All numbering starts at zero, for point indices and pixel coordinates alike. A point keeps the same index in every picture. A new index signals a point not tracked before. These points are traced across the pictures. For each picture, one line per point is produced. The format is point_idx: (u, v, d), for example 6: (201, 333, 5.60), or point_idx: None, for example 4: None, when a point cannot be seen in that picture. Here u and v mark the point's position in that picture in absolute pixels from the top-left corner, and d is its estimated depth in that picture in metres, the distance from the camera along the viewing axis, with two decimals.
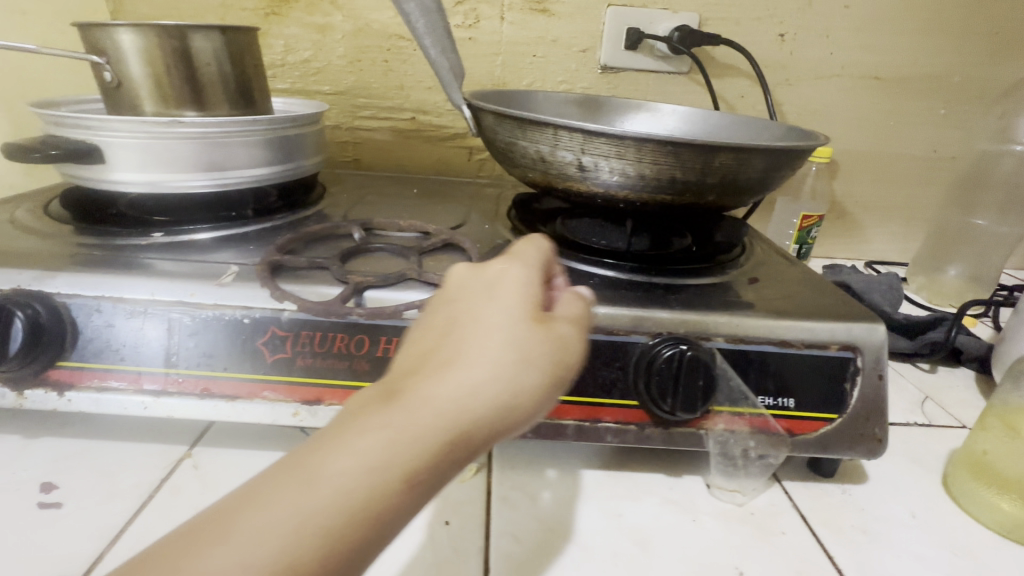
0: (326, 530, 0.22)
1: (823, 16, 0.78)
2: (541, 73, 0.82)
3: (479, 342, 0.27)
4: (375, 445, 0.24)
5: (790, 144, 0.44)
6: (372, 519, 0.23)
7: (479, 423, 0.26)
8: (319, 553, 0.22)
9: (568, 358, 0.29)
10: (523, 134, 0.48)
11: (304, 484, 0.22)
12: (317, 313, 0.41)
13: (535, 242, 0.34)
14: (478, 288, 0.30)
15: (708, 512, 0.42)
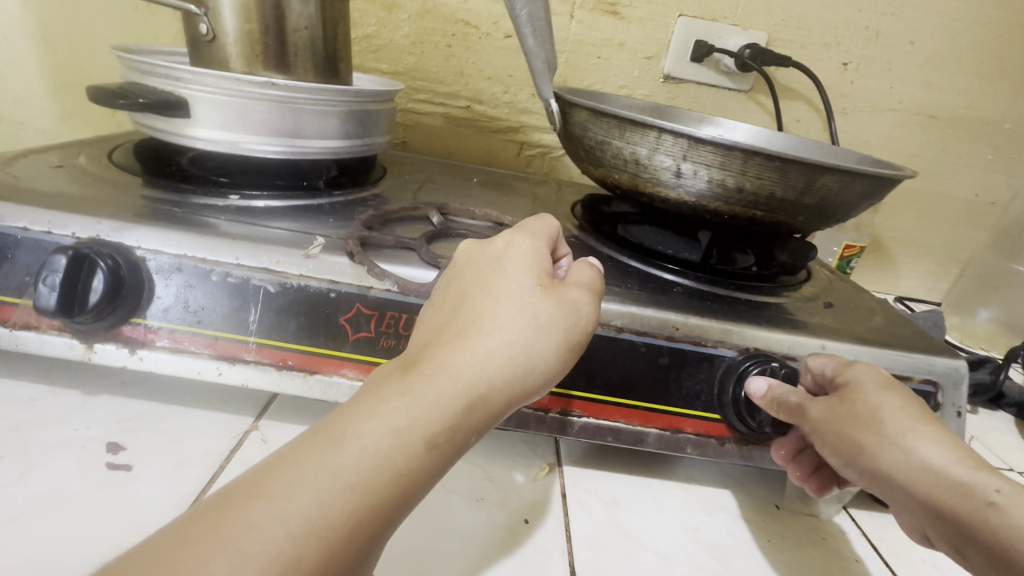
0: (356, 482, 0.24)
1: (889, 50, 0.78)
2: (603, 75, 0.81)
3: (486, 316, 0.31)
4: (395, 409, 0.27)
5: (893, 173, 0.44)
6: (403, 474, 0.26)
7: (489, 387, 0.29)
8: (351, 506, 0.24)
9: (582, 321, 0.33)
10: (620, 134, 0.47)
11: (335, 445, 0.25)
12: (412, 295, 0.40)
13: (545, 221, 0.39)
14: (488, 259, 0.34)
15: (782, 534, 0.41)
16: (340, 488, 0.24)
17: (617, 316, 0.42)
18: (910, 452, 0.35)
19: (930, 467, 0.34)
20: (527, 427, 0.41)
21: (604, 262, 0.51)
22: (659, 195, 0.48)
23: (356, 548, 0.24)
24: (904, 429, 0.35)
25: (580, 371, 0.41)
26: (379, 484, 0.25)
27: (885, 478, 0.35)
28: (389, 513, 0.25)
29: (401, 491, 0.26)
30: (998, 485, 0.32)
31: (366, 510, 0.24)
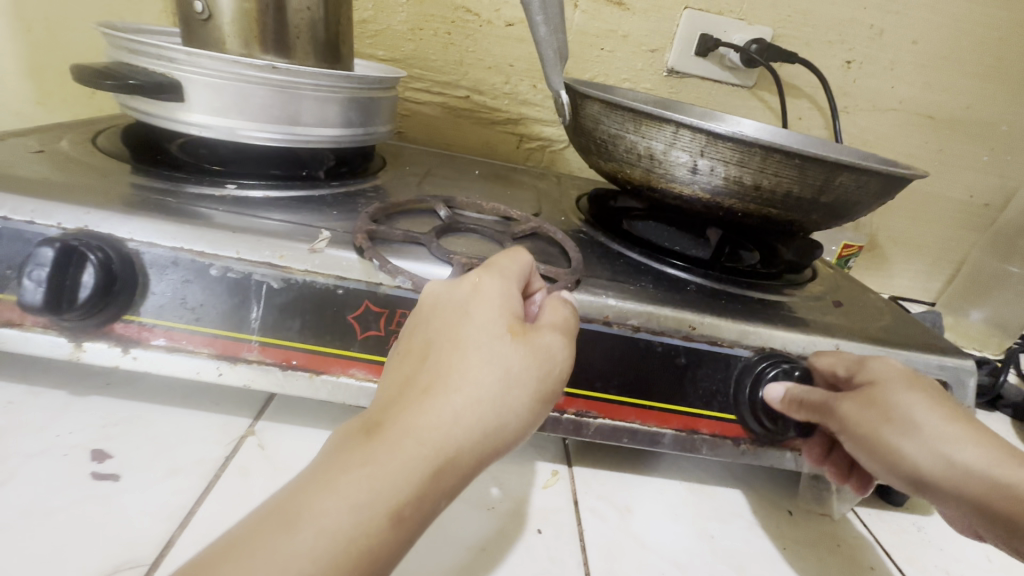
0: (312, 571, 0.23)
1: (891, 49, 0.78)
2: (606, 68, 0.80)
3: (454, 371, 0.29)
4: (356, 482, 0.25)
5: (909, 172, 0.43)
6: (363, 556, 0.24)
7: (458, 450, 0.27)
8: None
9: (555, 369, 0.31)
10: (634, 128, 0.46)
11: (291, 527, 0.23)
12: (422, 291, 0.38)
13: (516, 256, 0.35)
14: (455, 304, 0.32)
15: (795, 540, 0.40)
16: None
17: (634, 315, 0.41)
18: (949, 454, 0.32)
19: (973, 466, 0.31)
20: (541, 428, 0.40)
21: (614, 259, 0.49)
22: (673, 191, 0.47)
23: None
24: (940, 429, 0.32)
25: (595, 371, 0.40)
26: (336, 572, 0.23)
27: (926, 482, 0.33)
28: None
29: (362, 575, 0.24)
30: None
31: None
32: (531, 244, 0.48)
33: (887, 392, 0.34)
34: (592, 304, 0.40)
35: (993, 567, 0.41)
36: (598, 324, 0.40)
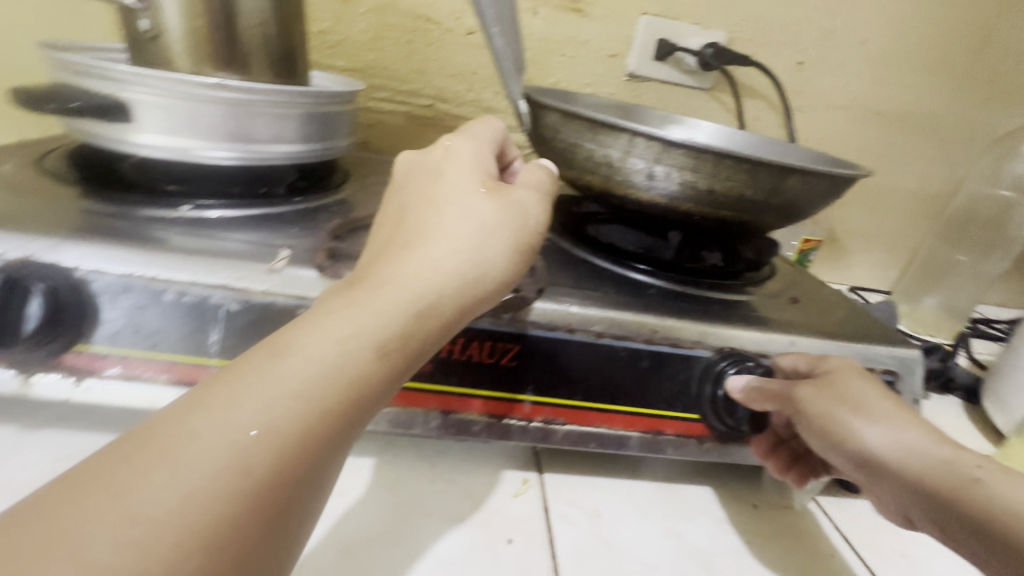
0: (305, 391, 0.24)
1: (841, 49, 0.81)
2: (568, 73, 0.80)
3: (432, 225, 0.31)
4: (343, 320, 0.27)
5: (852, 172, 0.45)
6: (353, 375, 0.26)
7: (437, 292, 0.30)
8: (302, 410, 0.24)
9: (529, 223, 0.34)
10: (592, 137, 0.47)
11: (280, 355, 0.25)
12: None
13: (489, 125, 0.39)
14: (429, 171, 0.35)
15: (760, 534, 0.42)
16: (289, 391, 0.24)
17: (597, 321, 0.41)
18: (896, 434, 0.34)
19: (918, 447, 0.33)
20: (510, 438, 0.40)
21: (578, 265, 0.50)
22: (632, 196, 0.48)
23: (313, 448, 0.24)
24: (888, 411, 0.35)
25: (561, 378, 0.41)
26: (328, 387, 0.25)
27: (874, 461, 0.34)
28: (346, 412, 0.26)
29: (354, 394, 0.26)
30: (979, 460, 0.31)
31: (317, 414, 0.24)
32: None
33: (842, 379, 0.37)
34: (555, 313, 0.41)
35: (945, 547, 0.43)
36: (562, 332, 0.41)
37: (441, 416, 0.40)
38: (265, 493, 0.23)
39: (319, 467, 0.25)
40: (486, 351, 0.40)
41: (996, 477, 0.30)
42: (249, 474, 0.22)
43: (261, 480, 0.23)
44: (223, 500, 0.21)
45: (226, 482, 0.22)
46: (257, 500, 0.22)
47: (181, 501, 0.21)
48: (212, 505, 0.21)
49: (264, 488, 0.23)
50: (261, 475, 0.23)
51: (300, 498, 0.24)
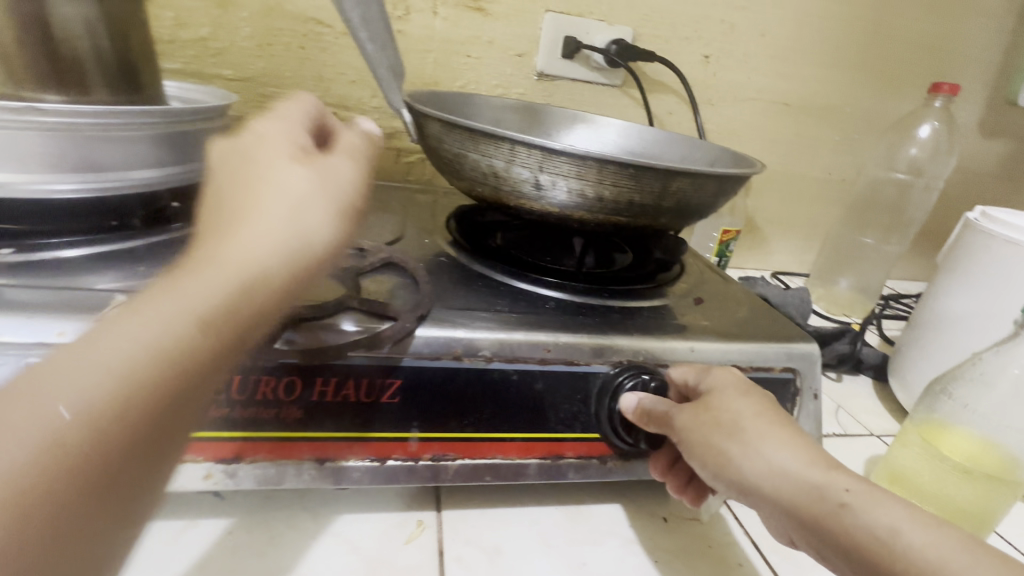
0: (118, 379, 0.21)
1: (745, 42, 0.81)
2: (475, 75, 0.77)
3: (247, 196, 0.26)
4: (157, 303, 0.23)
5: (740, 171, 0.45)
6: (179, 361, 0.22)
7: (267, 267, 0.24)
8: (114, 402, 0.21)
9: (349, 184, 0.29)
10: (474, 146, 0.44)
11: (83, 348, 0.21)
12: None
13: (301, 104, 0.33)
14: (237, 150, 0.28)
15: (669, 550, 0.40)
16: (88, 401, 0.20)
17: (485, 345, 0.39)
18: (770, 459, 0.32)
19: (791, 470, 0.32)
20: (396, 480, 0.38)
21: (474, 283, 0.47)
22: (524, 207, 0.46)
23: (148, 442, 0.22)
24: (762, 433, 0.33)
25: (449, 410, 0.38)
26: (150, 377, 0.21)
27: (752, 487, 0.33)
28: (185, 396, 0.22)
29: (189, 378, 0.22)
30: (846, 483, 0.30)
31: (131, 402, 0.21)
32: (382, 278, 0.45)
33: (721, 402, 0.36)
34: (439, 340, 0.38)
35: None
36: (447, 360, 0.38)
37: (318, 464, 0.36)
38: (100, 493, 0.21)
39: (163, 452, 0.22)
40: (363, 389, 0.36)
41: (860, 501, 0.29)
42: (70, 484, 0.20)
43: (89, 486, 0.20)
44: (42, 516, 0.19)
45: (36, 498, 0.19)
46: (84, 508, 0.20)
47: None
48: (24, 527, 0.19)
49: (94, 493, 0.20)
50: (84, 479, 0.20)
51: (142, 481, 0.22)
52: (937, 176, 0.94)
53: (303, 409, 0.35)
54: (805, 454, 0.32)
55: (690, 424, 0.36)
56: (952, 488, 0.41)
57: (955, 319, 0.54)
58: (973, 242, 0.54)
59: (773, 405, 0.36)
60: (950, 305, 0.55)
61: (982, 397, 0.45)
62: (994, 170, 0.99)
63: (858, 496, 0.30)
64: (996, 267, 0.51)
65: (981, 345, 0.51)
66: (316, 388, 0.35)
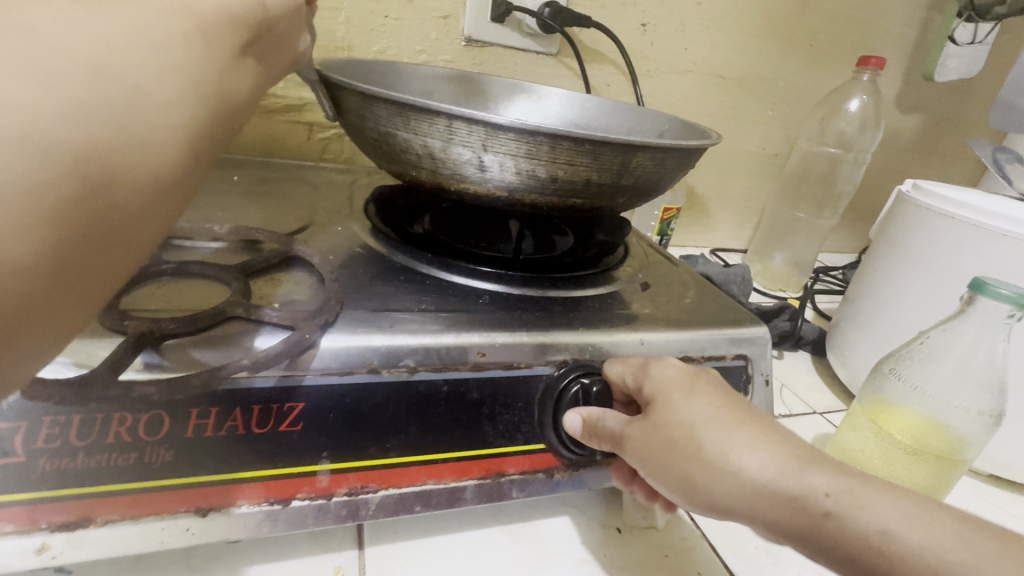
0: (127, 182, 0.20)
1: (680, 11, 0.78)
2: (394, 38, 0.69)
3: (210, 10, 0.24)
4: (154, 109, 0.21)
5: (699, 143, 0.41)
6: (184, 84, 0.22)
7: (233, 102, 0.25)
8: (130, 196, 0.20)
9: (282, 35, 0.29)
10: (404, 124, 0.38)
11: (91, 134, 0.19)
12: (57, 401, 0.25)
13: None
14: None
15: (624, 566, 0.37)
16: (83, 198, 0.19)
17: (408, 353, 0.33)
18: (740, 469, 0.29)
19: (764, 475, 0.28)
20: (305, 524, 0.31)
21: (396, 277, 0.41)
22: (467, 191, 0.41)
23: (154, 152, 0.21)
24: (727, 436, 0.30)
25: (365, 434, 0.31)
26: (151, 95, 0.21)
27: (724, 505, 0.29)
28: (161, 208, 0.22)
29: (194, 117, 0.23)
30: (825, 486, 0.27)
31: (138, 198, 0.21)
32: (279, 276, 0.37)
33: (672, 409, 0.32)
34: (350, 351, 0.31)
35: None
36: (361, 375, 0.31)
37: (199, 516, 0.29)
38: (92, 192, 0.19)
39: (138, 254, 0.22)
40: (255, 418, 0.29)
41: (844, 502, 0.27)
42: (72, 160, 0.18)
43: (85, 164, 0.19)
44: (41, 186, 0.18)
45: (34, 163, 0.17)
46: (95, 266, 0.20)
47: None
48: (20, 193, 0.17)
49: (85, 219, 0.19)
50: (84, 160, 0.19)
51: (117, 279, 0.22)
52: (866, 150, 0.96)
53: (174, 450, 0.28)
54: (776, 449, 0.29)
55: (646, 434, 0.32)
56: (902, 470, 0.42)
57: (896, 298, 0.53)
58: (909, 216, 0.54)
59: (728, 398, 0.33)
60: (888, 282, 0.55)
61: (928, 376, 0.45)
62: (910, 144, 1.03)
63: (840, 497, 0.27)
64: (932, 241, 0.51)
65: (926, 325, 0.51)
66: (189, 422, 0.28)
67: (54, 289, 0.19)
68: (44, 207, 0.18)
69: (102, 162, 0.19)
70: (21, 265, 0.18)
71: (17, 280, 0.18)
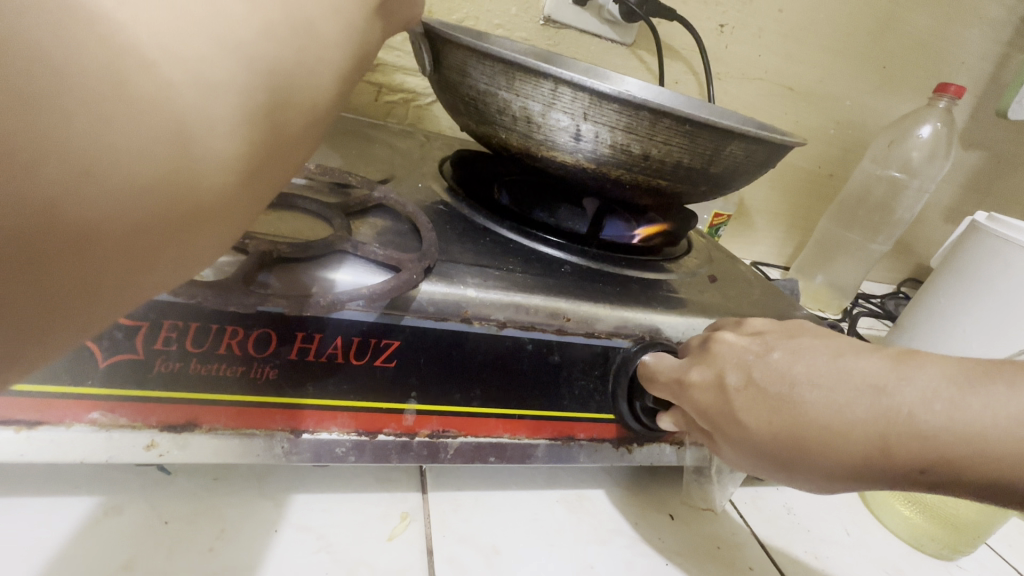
0: (295, 99, 0.18)
1: (760, 16, 0.77)
2: (476, 10, 0.69)
3: None
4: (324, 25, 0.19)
5: (789, 140, 0.41)
6: (344, 26, 0.20)
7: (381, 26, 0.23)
8: (296, 115, 0.18)
9: None
10: (507, 84, 0.38)
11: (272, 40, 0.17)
12: (201, 301, 0.26)
13: None
14: None
15: (678, 551, 0.37)
16: (264, 109, 0.17)
17: (499, 308, 0.33)
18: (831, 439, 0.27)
19: (852, 445, 0.26)
20: (388, 459, 0.32)
21: (480, 237, 0.41)
22: (553, 160, 0.41)
23: (313, 87, 0.19)
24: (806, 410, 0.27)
25: (453, 382, 0.32)
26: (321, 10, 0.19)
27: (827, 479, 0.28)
28: (313, 133, 0.20)
29: (346, 57, 0.20)
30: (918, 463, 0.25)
31: (302, 119, 0.19)
32: (374, 220, 0.38)
33: (739, 419, 0.30)
34: (446, 298, 0.32)
35: (851, 541, 0.42)
36: (454, 323, 0.32)
37: (293, 436, 0.30)
38: (281, 103, 0.18)
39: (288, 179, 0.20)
40: (353, 349, 0.30)
41: (941, 471, 0.25)
42: (265, 71, 0.17)
43: (272, 85, 0.17)
44: (240, 89, 0.16)
45: (241, 67, 0.16)
46: (258, 184, 0.18)
47: (184, 72, 0.14)
48: (230, 93, 0.16)
49: (261, 132, 0.17)
50: (274, 77, 0.17)
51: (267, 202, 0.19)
52: (932, 179, 0.93)
53: (278, 369, 0.29)
54: (856, 413, 0.26)
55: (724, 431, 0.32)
56: (949, 501, 0.42)
57: (963, 324, 0.53)
58: (985, 245, 0.54)
59: (787, 372, 0.29)
60: (954, 309, 0.54)
61: None
62: (966, 181, 1.01)
63: (938, 466, 0.25)
64: (1010, 273, 0.51)
65: (999, 353, 0.50)
66: (294, 345, 0.29)
67: (240, 194, 0.17)
68: (243, 109, 0.16)
69: (287, 73, 0.17)
70: (217, 164, 0.16)
71: (218, 179, 0.16)
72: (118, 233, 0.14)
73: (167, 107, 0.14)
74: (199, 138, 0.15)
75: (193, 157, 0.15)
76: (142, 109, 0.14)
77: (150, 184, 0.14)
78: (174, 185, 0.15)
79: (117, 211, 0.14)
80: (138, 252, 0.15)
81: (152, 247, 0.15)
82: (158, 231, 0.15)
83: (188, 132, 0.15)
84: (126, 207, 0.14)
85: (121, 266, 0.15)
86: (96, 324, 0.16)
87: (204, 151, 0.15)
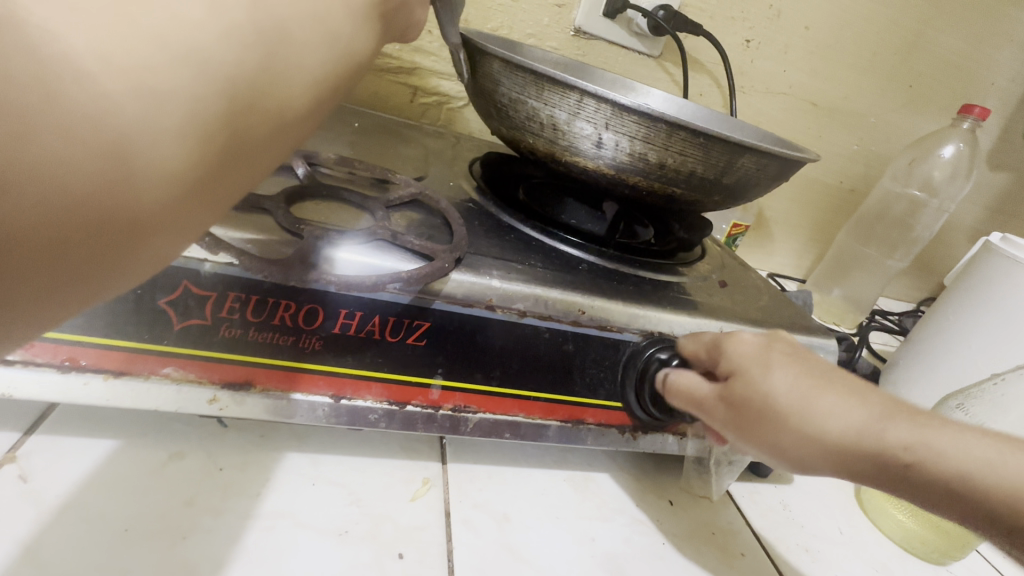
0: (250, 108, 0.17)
1: (786, 32, 0.79)
2: (509, 19, 0.72)
3: None
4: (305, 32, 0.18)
5: (800, 156, 0.44)
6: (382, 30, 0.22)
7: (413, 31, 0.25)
8: (251, 124, 0.18)
9: None
10: (537, 94, 0.42)
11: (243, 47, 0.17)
12: (265, 276, 0.30)
13: None
14: None
15: (675, 533, 0.40)
16: (212, 118, 0.16)
17: (521, 298, 0.36)
18: None
19: None
20: (414, 427, 0.36)
21: (505, 234, 0.45)
22: (577, 165, 0.44)
23: (284, 94, 0.18)
24: None
25: (476, 362, 0.36)
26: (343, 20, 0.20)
27: None
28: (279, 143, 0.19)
29: (333, 63, 0.20)
30: None
31: (262, 130, 0.18)
32: (410, 213, 0.42)
33: None
34: (473, 286, 0.35)
35: (844, 539, 0.44)
36: (479, 309, 0.35)
37: (333, 401, 0.34)
38: (235, 113, 0.17)
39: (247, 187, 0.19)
40: (389, 327, 0.33)
41: None
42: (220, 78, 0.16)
43: (231, 93, 0.17)
44: (185, 99, 0.15)
45: (186, 74, 0.15)
46: (211, 192, 0.17)
47: (122, 81, 0.14)
48: (172, 107, 0.15)
49: (209, 142, 0.16)
50: (231, 84, 0.16)
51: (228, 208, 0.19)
52: (951, 199, 0.94)
53: (323, 340, 0.32)
54: None
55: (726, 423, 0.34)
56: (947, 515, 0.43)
57: (969, 341, 0.54)
58: (997, 265, 0.55)
59: None
60: (962, 325, 0.56)
61: (998, 417, 0.47)
62: (991, 202, 1.01)
63: None
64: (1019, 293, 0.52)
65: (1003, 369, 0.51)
66: (338, 320, 0.32)
67: (193, 204, 0.17)
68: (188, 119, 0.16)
69: (245, 83, 0.17)
70: (158, 173, 0.15)
71: (161, 189, 0.16)
72: (50, 241, 0.14)
73: (103, 117, 0.14)
74: (138, 149, 0.15)
75: (131, 169, 0.15)
76: (73, 121, 0.14)
77: (83, 196, 0.14)
78: (109, 194, 0.15)
79: (48, 222, 0.14)
80: (74, 259, 0.15)
81: (93, 251, 0.15)
82: (92, 244, 0.15)
83: (122, 145, 0.14)
84: (60, 214, 0.14)
85: (57, 272, 0.15)
86: (42, 319, 0.16)
87: (143, 159, 0.15)
